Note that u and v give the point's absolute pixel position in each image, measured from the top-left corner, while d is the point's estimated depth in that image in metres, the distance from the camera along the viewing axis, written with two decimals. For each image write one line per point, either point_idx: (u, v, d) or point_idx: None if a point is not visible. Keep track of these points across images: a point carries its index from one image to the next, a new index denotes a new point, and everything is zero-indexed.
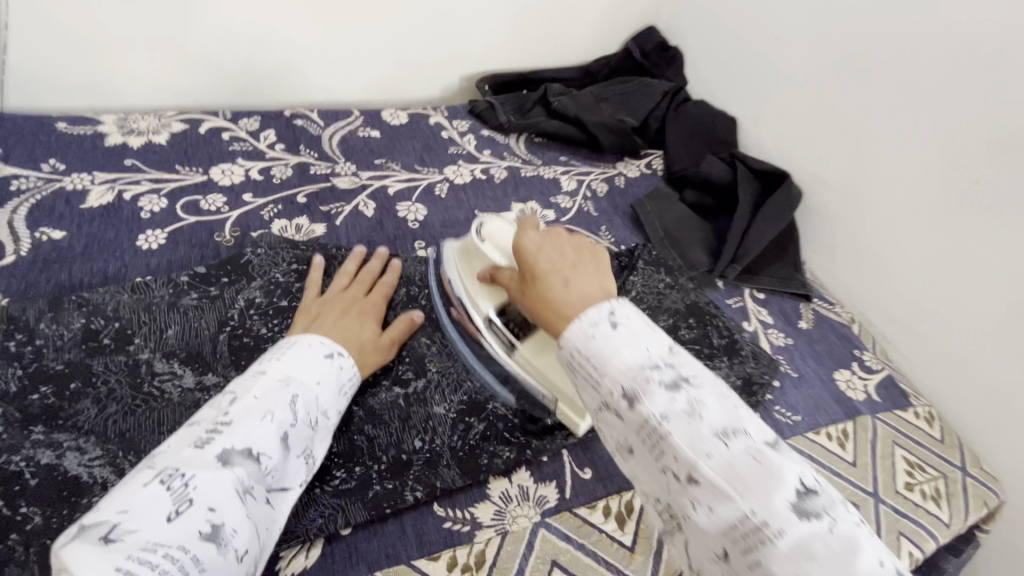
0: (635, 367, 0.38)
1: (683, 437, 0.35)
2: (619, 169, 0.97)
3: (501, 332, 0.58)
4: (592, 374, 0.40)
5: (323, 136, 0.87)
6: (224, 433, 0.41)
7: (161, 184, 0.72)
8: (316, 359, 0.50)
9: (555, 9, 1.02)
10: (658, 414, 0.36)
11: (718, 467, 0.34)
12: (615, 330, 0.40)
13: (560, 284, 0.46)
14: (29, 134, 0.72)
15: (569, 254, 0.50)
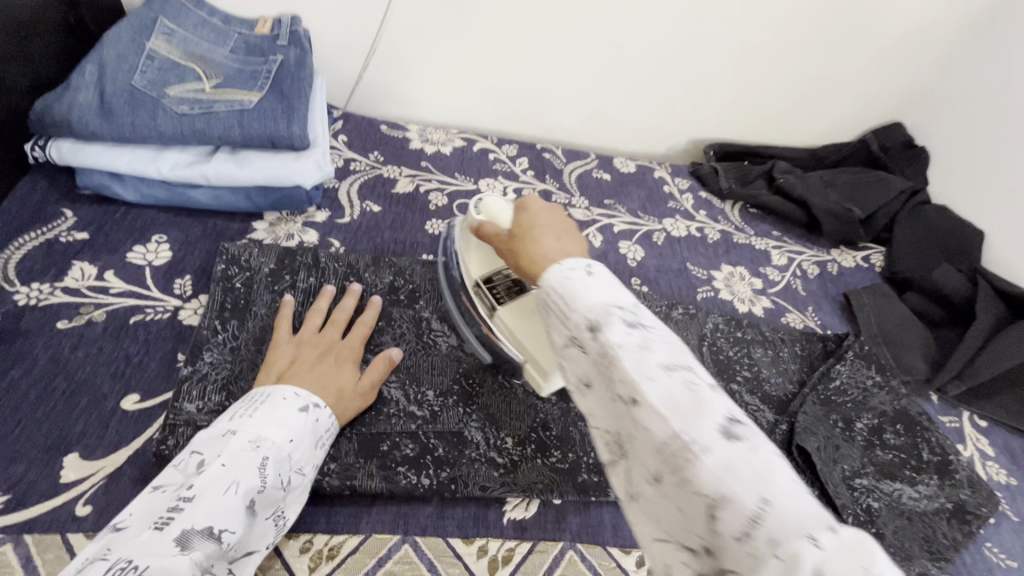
0: (604, 306, 0.37)
1: (659, 393, 0.33)
2: (834, 256, 0.96)
3: (486, 297, 0.60)
4: (559, 308, 0.39)
5: (565, 170, 1.00)
6: (184, 512, 0.40)
7: (443, 185, 0.90)
8: (289, 413, 0.49)
9: (798, 94, 1.06)
10: (616, 344, 0.35)
11: (712, 454, 0.31)
12: (587, 280, 0.39)
13: (553, 239, 0.46)
14: (364, 131, 0.96)
15: (543, 220, 0.49)
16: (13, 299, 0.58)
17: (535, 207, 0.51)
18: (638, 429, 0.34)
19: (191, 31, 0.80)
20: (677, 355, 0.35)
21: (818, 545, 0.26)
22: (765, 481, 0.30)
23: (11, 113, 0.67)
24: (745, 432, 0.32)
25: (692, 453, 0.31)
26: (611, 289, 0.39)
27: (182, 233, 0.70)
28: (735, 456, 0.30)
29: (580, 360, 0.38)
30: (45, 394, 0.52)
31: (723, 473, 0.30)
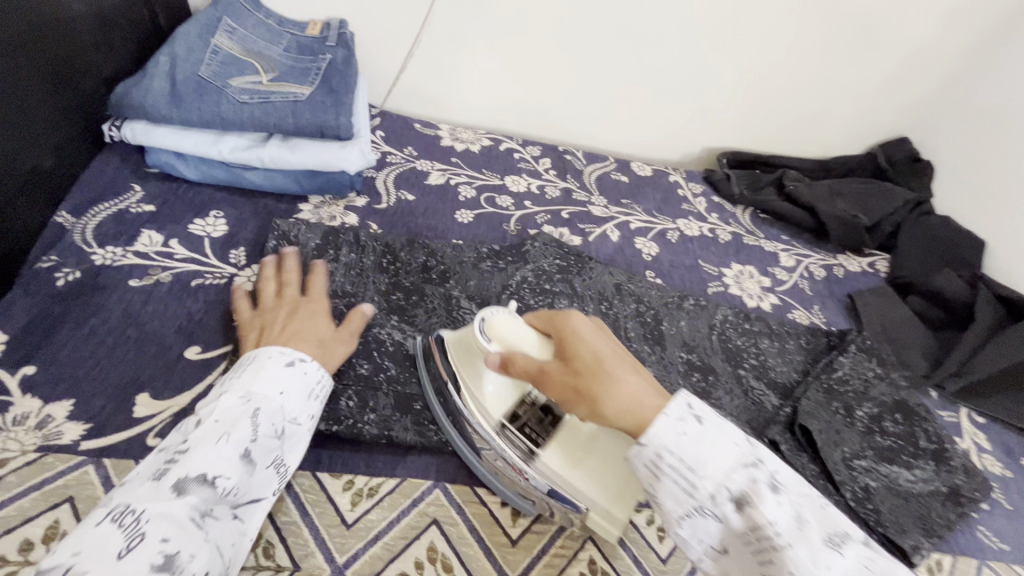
0: (731, 468, 0.42)
1: (794, 542, 0.38)
2: (840, 260, 1.01)
3: (519, 437, 0.55)
4: (686, 477, 0.42)
5: (585, 170, 1.06)
6: (179, 463, 0.42)
7: (472, 179, 0.97)
8: (277, 370, 0.52)
9: (807, 108, 1.12)
10: (773, 524, 0.39)
11: (800, 549, 0.38)
12: (695, 433, 0.43)
13: (624, 406, 0.47)
14: (399, 128, 1.03)
15: (589, 337, 0.52)
16: (91, 260, 0.65)
17: (579, 325, 0.53)
18: (723, 528, 0.41)
19: (249, 30, 0.88)
20: (746, 450, 0.43)
21: None
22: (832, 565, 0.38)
23: (91, 97, 0.74)
24: (820, 514, 0.41)
25: (784, 548, 0.38)
26: (710, 430, 0.43)
27: (236, 210, 0.77)
28: (824, 549, 0.39)
29: (710, 526, 0.42)
30: (120, 341, 0.58)
31: (820, 565, 0.38)
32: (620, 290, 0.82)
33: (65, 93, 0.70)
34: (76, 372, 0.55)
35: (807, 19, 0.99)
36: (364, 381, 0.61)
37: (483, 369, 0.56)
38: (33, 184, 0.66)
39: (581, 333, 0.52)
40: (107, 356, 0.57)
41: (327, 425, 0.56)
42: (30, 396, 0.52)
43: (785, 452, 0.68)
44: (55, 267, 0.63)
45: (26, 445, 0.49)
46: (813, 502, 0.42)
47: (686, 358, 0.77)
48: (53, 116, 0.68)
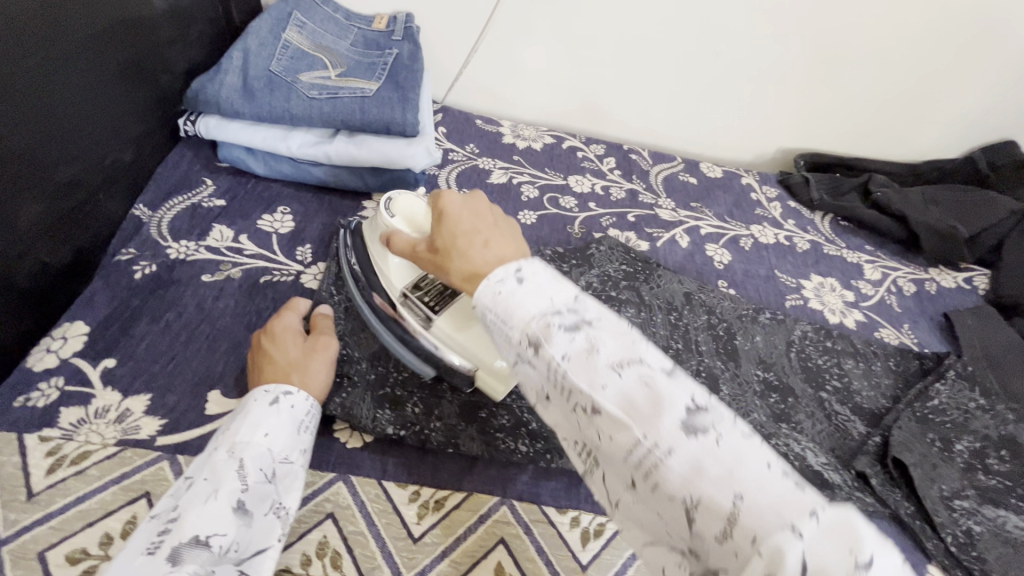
0: (538, 315, 0.36)
1: (581, 377, 0.33)
2: (932, 275, 0.93)
3: (418, 308, 0.59)
4: (500, 324, 0.37)
5: (651, 171, 1.01)
6: (172, 531, 0.39)
7: (535, 179, 0.93)
8: (260, 409, 0.48)
9: (900, 106, 1.03)
10: (558, 355, 0.34)
11: (679, 459, 0.30)
12: (521, 285, 0.38)
13: (473, 244, 0.44)
14: (461, 124, 1.01)
15: (488, 216, 0.47)
16: (166, 253, 0.66)
17: (450, 205, 0.47)
18: (602, 440, 0.33)
19: (318, 24, 0.87)
20: (627, 346, 0.35)
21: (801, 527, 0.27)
22: (761, 490, 0.29)
23: (169, 91, 0.76)
24: (708, 416, 0.32)
25: (656, 457, 0.31)
26: (545, 291, 0.38)
27: (302, 206, 0.77)
28: (703, 457, 0.30)
29: (530, 372, 0.36)
30: (193, 336, 0.59)
31: (692, 476, 0.30)
32: (691, 299, 0.77)
33: (144, 87, 0.71)
34: (152, 366, 0.55)
35: (908, 7, 0.90)
36: (430, 387, 0.59)
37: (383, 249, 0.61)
38: (114, 178, 0.68)
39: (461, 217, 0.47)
40: (181, 351, 0.57)
41: (394, 430, 0.55)
42: (110, 388, 0.53)
43: (875, 486, 0.63)
44: (133, 260, 0.65)
45: (106, 437, 0.50)
46: (702, 399, 0.32)
47: (763, 377, 0.71)
48: (133, 110, 0.70)
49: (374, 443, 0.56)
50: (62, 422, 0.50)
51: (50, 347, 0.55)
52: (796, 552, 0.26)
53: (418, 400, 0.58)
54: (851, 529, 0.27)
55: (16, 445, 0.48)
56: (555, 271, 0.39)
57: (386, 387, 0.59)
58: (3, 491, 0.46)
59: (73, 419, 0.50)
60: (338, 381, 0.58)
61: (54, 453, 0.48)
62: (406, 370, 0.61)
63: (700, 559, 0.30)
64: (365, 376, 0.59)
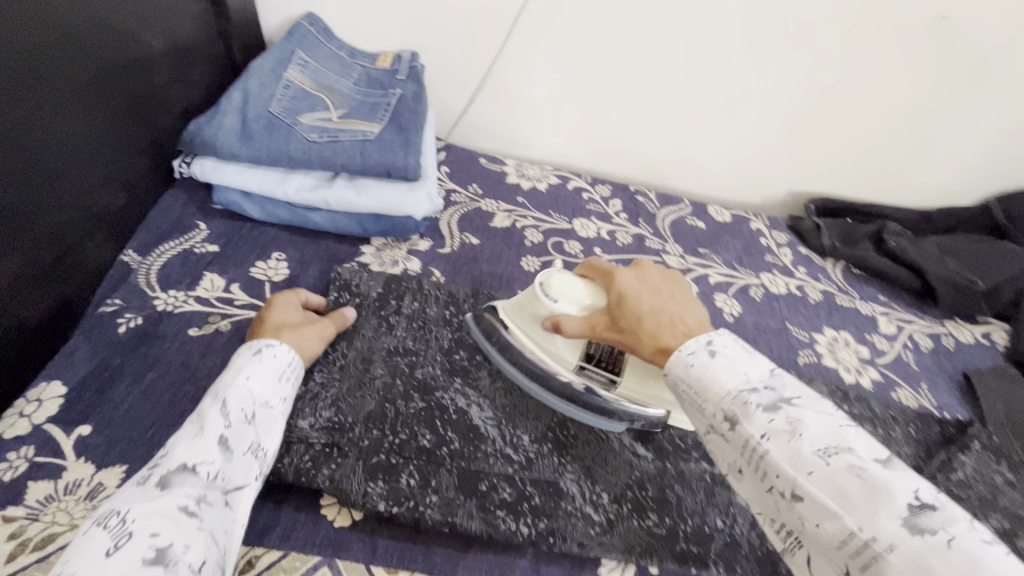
0: (734, 393, 0.47)
1: (782, 455, 0.43)
2: (948, 329, 0.89)
3: (598, 373, 0.59)
4: (696, 397, 0.50)
5: (658, 215, 0.99)
6: (162, 464, 0.41)
7: (539, 222, 0.91)
8: (243, 360, 0.50)
9: (914, 152, 1.01)
10: (760, 435, 0.45)
11: (899, 551, 0.37)
12: (714, 358, 0.50)
13: (661, 323, 0.55)
14: (464, 163, 0.99)
15: (658, 287, 0.59)
16: (153, 305, 0.63)
17: (624, 284, 0.58)
18: (780, 497, 0.43)
19: (322, 62, 0.86)
20: (835, 436, 0.43)
21: (947, 555, 0.36)
22: (901, 533, 0.38)
23: (165, 132, 0.74)
24: (939, 516, 0.38)
25: (875, 550, 0.38)
26: (733, 366, 0.49)
27: (298, 252, 0.74)
28: (930, 555, 0.36)
29: (722, 445, 0.48)
30: (176, 398, 0.56)
31: (914, 566, 0.36)
32: None
33: (140, 129, 0.69)
34: (130, 433, 0.52)
35: (923, 55, 0.88)
36: (427, 455, 0.55)
37: (536, 324, 0.60)
38: (102, 225, 0.65)
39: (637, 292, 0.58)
40: (162, 415, 0.54)
41: (387, 506, 0.51)
42: (83, 459, 0.50)
43: None
44: (118, 311, 0.62)
45: (75, 517, 0.46)
46: (927, 498, 0.39)
47: None
48: (126, 154, 0.67)
49: (364, 522, 0.52)
50: (28, 500, 0.47)
51: (23, 411, 0.52)
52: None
53: (412, 471, 0.54)
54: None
55: None
56: (741, 345, 0.52)
57: (379, 456, 0.54)
58: None
59: (41, 496, 0.47)
60: (327, 451, 0.53)
61: (17, 536, 0.44)
62: (401, 434, 0.56)
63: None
64: (356, 443, 0.54)
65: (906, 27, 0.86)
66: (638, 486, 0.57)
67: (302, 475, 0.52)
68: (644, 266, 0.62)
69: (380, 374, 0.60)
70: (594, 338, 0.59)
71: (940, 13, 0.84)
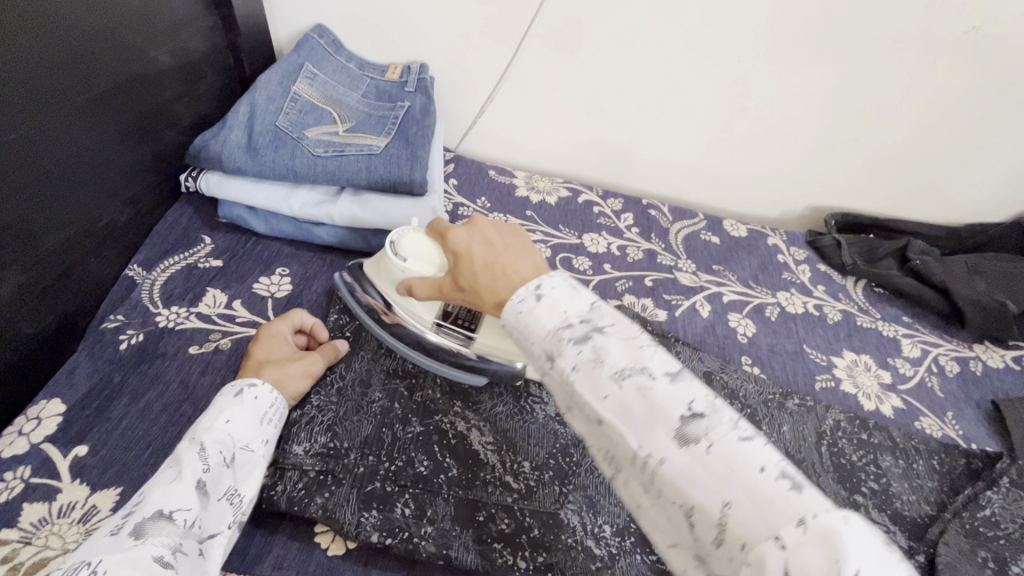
0: (552, 330, 0.39)
1: (585, 387, 0.37)
2: (977, 353, 0.85)
3: (455, 330, 0.62)
4: (522, 337, 0.41)
5: (671, 229, 0.96)
6: (135, 512, 0.40)
7: (548, 237, 0.89)
8: (222, 400, 0.49)
9: (943, 166, 0.96)
10: (569, 369, 0.38)
11: (670, 464, 0.34)
12: (539, 303, 0.40)
13: (494, 277, 0.45)
14: (474, 175, 0.98)
15: (494, 237, 0.49)
16: (155, 321, 0.63)
17: (457, 239, 0.49)
18: (620, 455, 0.37)
19: (330, 75, 0.85)
20: (635, 356, 0.37)
21: (765, 505, 0.31)
22: (750, 499, 0.31)
23: (173, 146, 0.74)
24: (704, 424, 0.34)
25: (651, 464, 0.34)
26: (563, 303, 0.40)
27: (302, 267, 0.74)
28: (692, 465, 0.33)
29: (555, 387, 0.40)
30: (173, 418, 0.55)
31: (681, 481, 0.33)
32: (712, 380, 0.71)
33: (147, 144, 0.69)
34: (126, 455, 0.52)
35: (953, 67, 0.84)
36: (423, 483, 0.53)
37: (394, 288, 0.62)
38: (108, 240, 0.65)
39: (471, 248, 0.49)
40: (159, 436, 0.53)
41: (380, 537, 0.50)
42: (79, 481, 0.49)
43: None
44: (120, 327, 0.62)
45: (66, 541, 0.46)
46: (700, 406, 0.35)
47: None
48: (132, 169, 0.68)
49: (358, 551, 0.51)
50: (22, 522, 0.46)
51: (22, 429, 0.52)
52: (776, 557, 0.29)
53: (408, 501, 0.52)
54: (836, 536, 0.29)
55: None
56: (573, 283, 0.42)
57: (374, 483, 0.53)
58: None
59: (35, 519, 0.47)
60: (322, 478, 0.53)
61: (8, 560, 0.44)
62: (398, 461, 0.54)
63: (707, 562, 0.34)
64: (352, 471, 0.53)
65: (935, 40, 0.81)
66: None
67: (295, 503, 0.51)
68: (482, 216, 0.51)
69: (378, 397, 0.59)
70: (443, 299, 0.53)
71: (973, 23, 0.79)
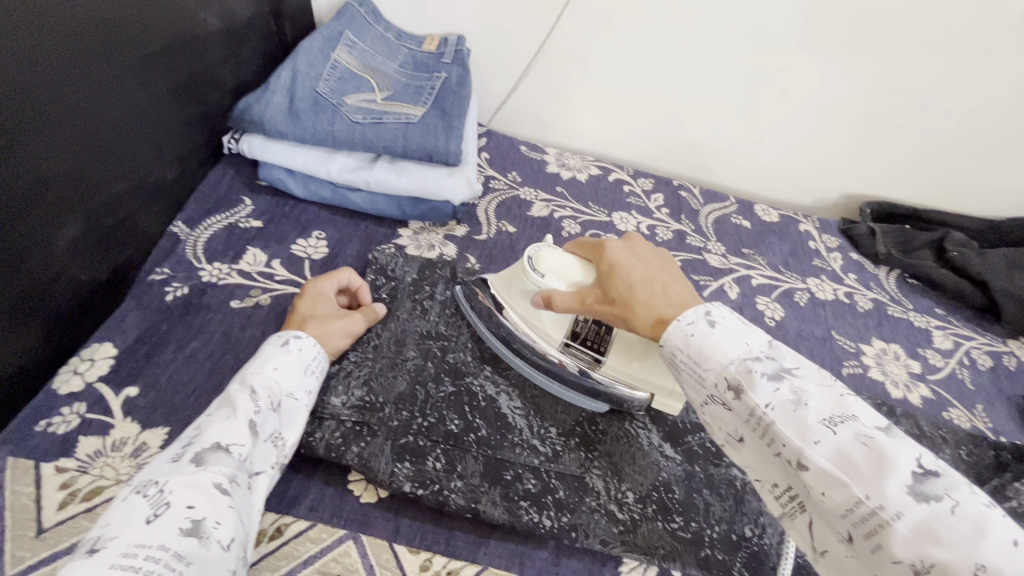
0: (737, 358, 0.42)
1: (790, 426, 0.38)
2: (1011, 348, 0.83)
3: (581, 352, 0.59)
4: (693, 367, 0.44)
5: (701, 212, 0.95)
6: (194, 442, 0.43)
7: (578, 213, 0.89)
8: (270, 349, 0.52)
9: (987, 157, 0.93)
10: (763, 404, 0.39)
11: (905, 520, 0.33)
12: (713, 328, 0.44)
13: (654, 292, 0.50)
14: (505, 151, 0.98)
15: (650, 260, 0.54)
16: (199, 275, 0.65)
17: (615, 253, 0.54)
18: (813, 494, 0.37)
19: (369, 44, 0.86)
20: (839, 404, 0.39)
21: (944, 526, 0.33)
22: (984, 548, 0.31)
23: (217, 108, 0.76)
24: (942, 482, 0.34)
25: (881, 518, 0.34)
26: (734, 339, 0.44)
27: (338, 232, 0.75)
28: (935, 523, 0.33)
29: (723, 413, 0.43)
30: (216, 367, 0.58)
31: (919, 537, 0.33)
32: None
33: (194, 104, 0.71)
34: (173, 398, 0.54)
35: (1007, 55, 0.81)
36: (454, 440, 0.55)
37: (527, 300, 0.60)
38: (156, 195, 0.68)
39: (628, 263, 0.53)
40: (203, 382, 0.56)
41: (412, 487, 0.52)
42: (130, 419, 0.52)
43: None
44: (166, 280, 0.64)
45: (120, 473, 0.48)
46: (927, 463, 0.36)
47: None
48: (180, 129, 0.70)
49: (389, 500, 0.53)
50: (79, 453, 0.49)
51: (77, 369, 0.55)
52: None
53: (439, 455, 0.54)
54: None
55: (33, 475, 0.47)
56: (740, 317, 0.46)
57: (407, 437, 0.55)
58: (14, 525, 0.44)
59: (90, 451, 0.49)
60: (358, 429, 0.55)
61: (67, 487, 0.47)
62: (430, 418, 0.56)
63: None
64: (386, 423, 0.55)
65: (991, 25, 0.79)
66: (665, 488, 0.56)
67: (332, 450, 0.53)
68: (635, 239, 0.57)
69: (412, 356, 0.61)
70: (583, 311, 0.55)
71: None
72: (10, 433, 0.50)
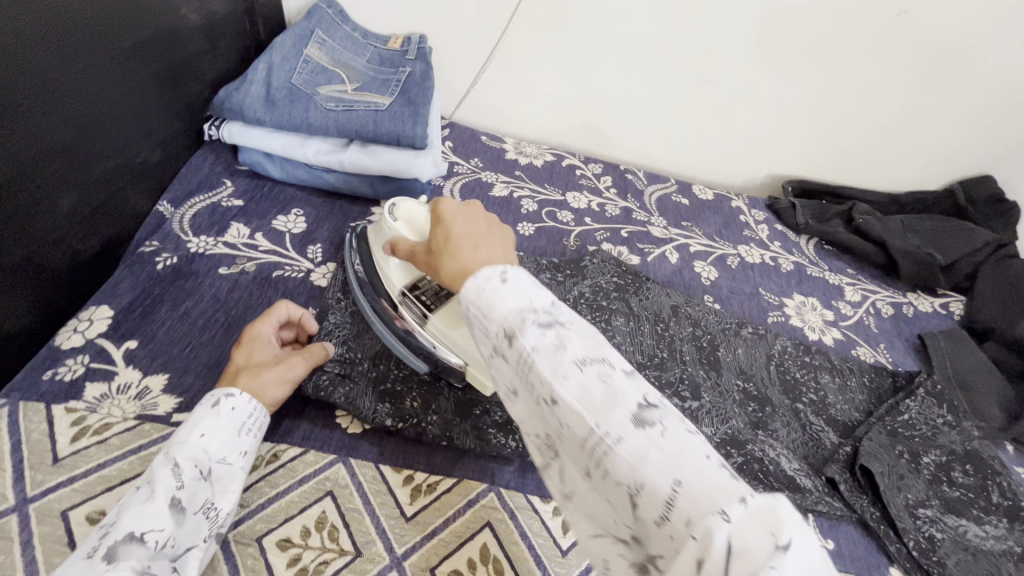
0: (515, 311, 0.37)
1: (545, 365, 0.35)
2: (910, 299, 0.97)
3: (415, 304, 0.61)
4: (481, 319, 0.39)
5: (645, 191, 1.07)
6: (108, 534, 0.40)
7: (535, 193, 0.99)
8: (200, 411, 0.49)
9: (886, 137, 1.08)
10: (529, 347, 0.36)
11: (624, 445, 0.32)
12: (504, 285, 0.39)
13: (468, 247, 0.44)
14: (468, 140, 1.07)
15: (485, 219, 0.48)
16: (187, 247, 0.71)
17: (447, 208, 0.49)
18: (560, 427, 0.35)
19: (338, 42, 0.94)
20: (593, 348, 0.36)
21: (654, 454, 0.31)
22: (698, 476, 0.30)
23: (196, 98, 0.81)
24: (657, 410, 0.33)
25: (606, 445, 0.32)
26: (526, 290, 0.39)
27: (315, 210, 0.82)
28: (647, 447, 0.31)
29: (503, 366, 0.38)
30: (208, 323, 0.63)
31: (635, 461, 0.31)
32: (677, 311, 0.82)
33: (175, 93, 0.76)
34: (170, 349, 0.60)
35: (891, 49, 0.96)
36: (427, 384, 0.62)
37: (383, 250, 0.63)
38: (142, 176, 0.73)
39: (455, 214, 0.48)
40: (197, 336, 0.62)
41: (393, 422, 0.59)
42: (132, 367, 0.57)
43: (843, 491, 0.66)
44: (156, 251, 0.69)
45: (127, 411, 0.54)
46: (653, 398, 0.34)
47: (743, 386, 0.75)
48: (163, 115, 0.75)
49: (372, 432, 0.59)
50: (86, 396, 0.54)
51: (77, 327, 0.60)
52: (721, 532, 0.27)
53: (415, 397, 0.61)
54: (775, 514, 0.28)
55: (44, 414, 0.52)
56: (537, 278, 0.40)
57: (386, 383, 0.62)
58: (31, 455, 0.49)
59: (97, 394, 0.54)
60: (342, 376, 0.61)
61: (78, 423, 0.52)
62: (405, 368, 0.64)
63: (642, 546, 0.32)
64: (365, 373, 0.62)
65: (875, 23, 0.93)
66: None
67: (321, 389, 0.59)
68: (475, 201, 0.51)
69: None
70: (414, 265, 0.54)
71: (903, 8, 0.91)
72: (19, 381, 0.54)
